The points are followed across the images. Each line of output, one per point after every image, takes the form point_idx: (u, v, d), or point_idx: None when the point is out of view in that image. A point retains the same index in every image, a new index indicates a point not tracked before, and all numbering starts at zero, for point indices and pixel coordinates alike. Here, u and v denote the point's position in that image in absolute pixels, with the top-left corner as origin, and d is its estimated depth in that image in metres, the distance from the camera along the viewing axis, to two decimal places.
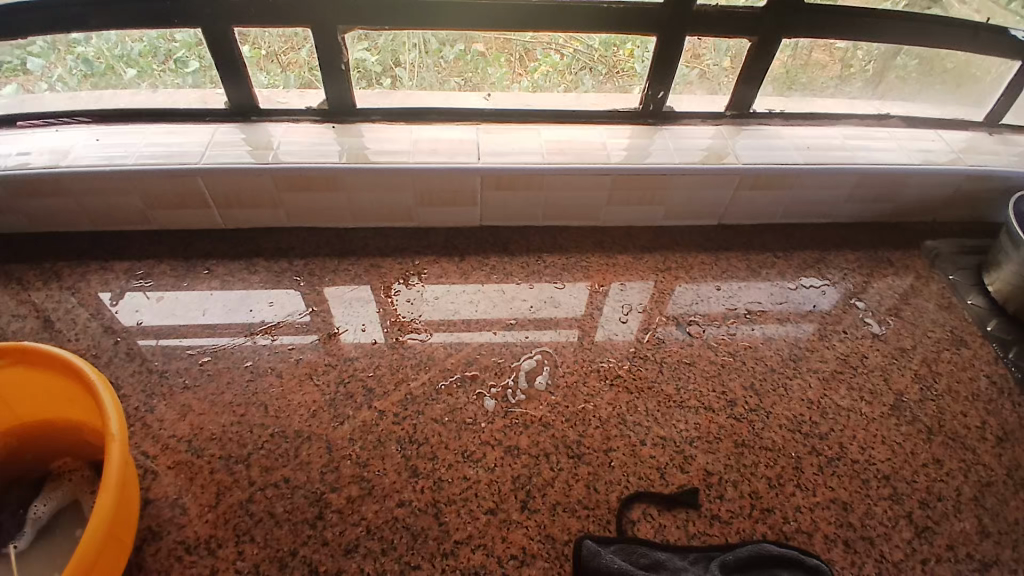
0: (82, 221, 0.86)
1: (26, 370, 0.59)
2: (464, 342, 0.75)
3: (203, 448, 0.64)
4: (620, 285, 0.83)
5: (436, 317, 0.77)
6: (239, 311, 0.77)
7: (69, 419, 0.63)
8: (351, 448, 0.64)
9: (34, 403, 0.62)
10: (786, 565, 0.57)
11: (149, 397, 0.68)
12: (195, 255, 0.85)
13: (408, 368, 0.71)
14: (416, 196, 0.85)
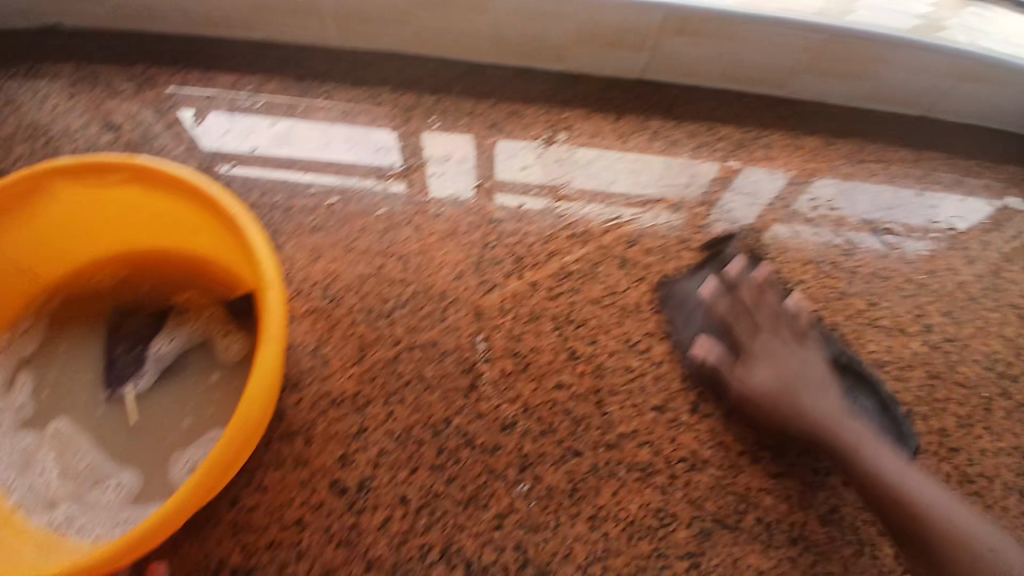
0: (177, 23, 0.74)
1: (134, 187, 0.50)
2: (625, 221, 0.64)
3: (341, 297, 0.58)
4: (768, 171, 0.71)
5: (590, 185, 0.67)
6: (362, 152, 0.67)
7: (186, 244, 0.55)
8: (501, 320, 0.57)
9: (142, 220, 0.54)
10: (881, 406, 0.57)
11: (276, 235, 0.61)
12: (309, 75, 0.73)
13: (558, 238, 0.62)
14: (575, 32, 0.70)
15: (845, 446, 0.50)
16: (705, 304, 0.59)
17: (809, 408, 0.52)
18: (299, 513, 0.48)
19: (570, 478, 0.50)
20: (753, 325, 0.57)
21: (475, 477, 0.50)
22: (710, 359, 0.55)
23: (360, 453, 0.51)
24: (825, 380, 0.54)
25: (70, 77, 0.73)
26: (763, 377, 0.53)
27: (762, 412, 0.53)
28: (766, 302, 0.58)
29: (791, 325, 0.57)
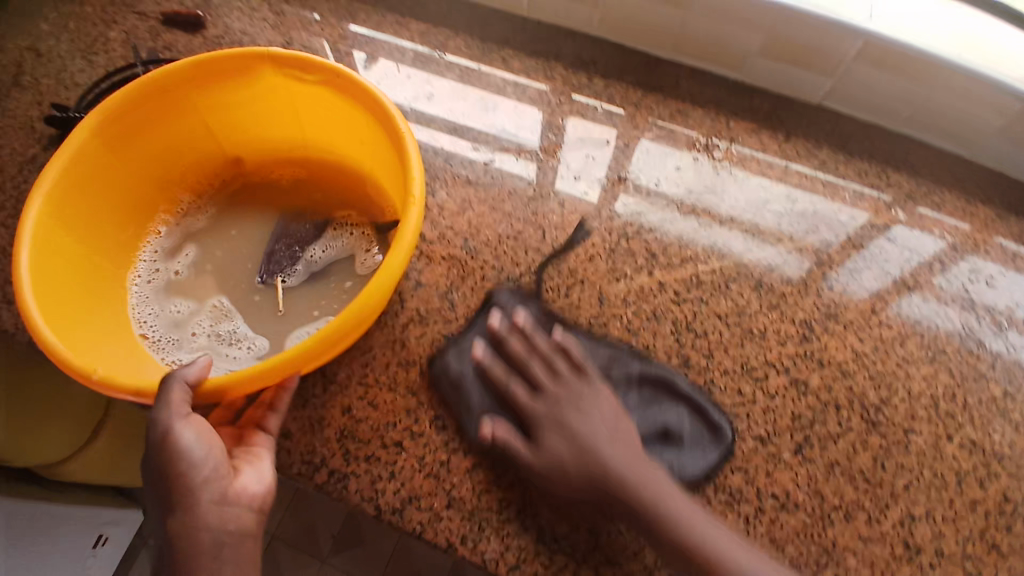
0: None
1: (326, 89, 0.55)
2: (474, 393, 0.53)
3: (478, 251, 0.61)
4: (936, 233, 0.66)
5: (502, 312, 0.57)
6: (522, 122, 0.70)
7: (354, 150, 0.62)
8: (623, 311, 0.59)
9: (323, 119, 0.61)
10: (694, 409, 0.54)
11: (432, 180, 0.65)
12: (491, 38, 0.75)
13: (491, 396, 0.53)
14: (766, 41, 0.68)
15: (651, 515, 0.46)
16: (475, 372, 0.54)
17: (642, 487, 0.46)
18: (399, 436, 0.52)
19: None
20: (527, 384, 0.53)
21: None
22: (497, 439, 0.50)
23: None
24: (624, 430, 0.50)
25: None
26: (554, 445, 0.49)
27: (558, 477, 0.48)
28: (518, 355, 0.54)
29: (589, 376, 0.53)
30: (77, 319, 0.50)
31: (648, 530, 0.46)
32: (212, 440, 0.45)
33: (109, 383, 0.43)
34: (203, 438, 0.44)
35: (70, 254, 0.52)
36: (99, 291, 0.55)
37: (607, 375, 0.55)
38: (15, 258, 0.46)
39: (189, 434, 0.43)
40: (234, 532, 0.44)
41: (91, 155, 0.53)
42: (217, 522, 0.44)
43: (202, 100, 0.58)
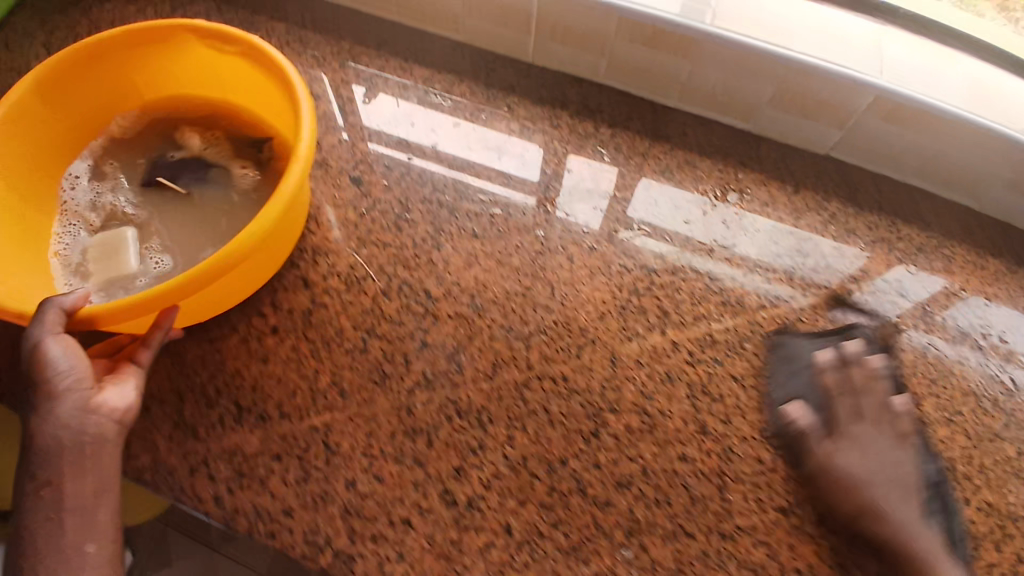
0: (390, 8, 0.78)
1: (243, 58, 0.62)
2: (777, 380, 0.58)
3: (486, 309, 0.59)
4: (944, 284, 0.65)
5: (861, 347, 0.60)
6: (518, 168, 0.68)
7: (268, 114, 0.66)
8: (636, 372, 0.57)
9: (243, 89, 0.66)
10: (950, 539, 0.52)
11: (438, 233, 0.64)
12: (496, 84, 0.75)
13: (809, 390, 0.57)
14: (775, 92, 0.68)
15: (890, 537, 0.51)
16: (813, 368, 0.58)
17: (891, 515, 0.51)
18: (407, 513, 0.50)
19: (677, 558, 0.50)
20: (852, 407, 0.56)
21: (581, 527, 0.50)
22: (799, 426, 0.55)
23: (474, 469, 0.52)
24: (904, 482, 0.53)
25: (283, 38, 0.79)
26: (847, 459, 0.53)
27: (836, 489, 0.52)
28: (878, 401, 0.56)
29: (889, 421, 0.56)
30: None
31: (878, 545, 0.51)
32: (80, 356, 0.47)
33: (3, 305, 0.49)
34: (72, 354, 0.47)
35: None
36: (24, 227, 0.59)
37: (925, 462, 0.55)
38: None
39: (58, 348, 0.46)
40: (93, 435, 0.47)
41: (22, 109, 0.59)
42: (72, 429, 0.46)
43: (143, 65, 0.65)
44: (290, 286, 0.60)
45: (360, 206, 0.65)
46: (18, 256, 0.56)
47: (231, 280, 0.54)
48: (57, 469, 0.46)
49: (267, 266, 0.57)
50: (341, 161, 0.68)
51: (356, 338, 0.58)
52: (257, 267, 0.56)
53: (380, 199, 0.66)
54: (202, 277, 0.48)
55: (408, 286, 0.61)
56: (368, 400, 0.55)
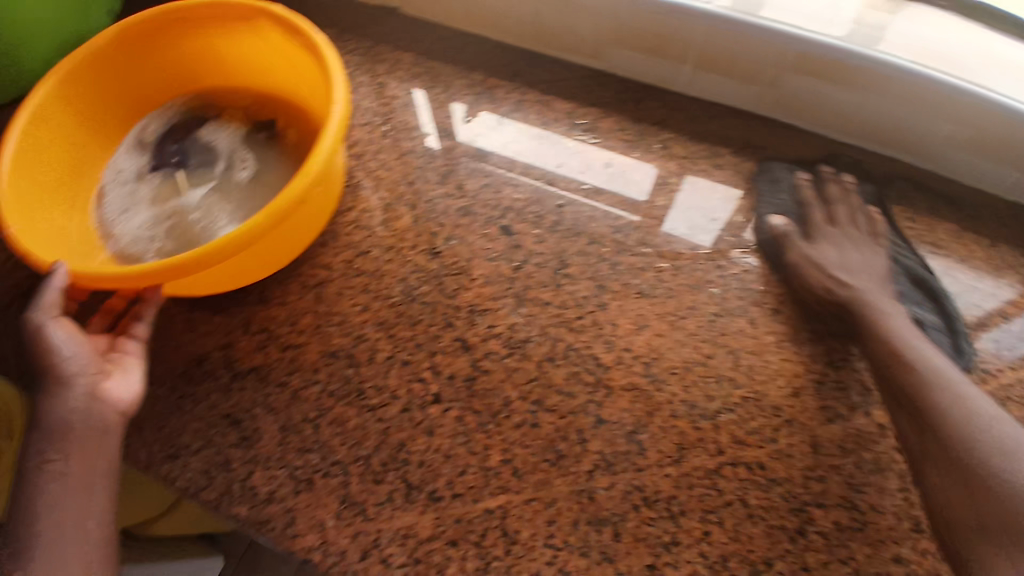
0: (524, 36, 0.73)
1: (304, 48, 0.59)
2: (768, 197, 0.64)
3: (663, 380, 0.54)
4: None
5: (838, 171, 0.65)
6: (633, 180, 0.65)
7: (320, 107, 0.64)
8: (839, 461, 0.51)
9: (302, 80, 0.64)
10: (956, 351, 0.56)
11: (600, 290, 0.58)
12: (647, 118, 0.68)
13: (793, 205, 0.63)
14: (964, 133, 0.61)
15: (867, 323, 0.54)
16: (794, 186, 0.64)
17: (857, 298, 0.56)
18: None
19: None
20: (824, 215, 0.62)
21: None
22: (787, 229, 0.61)
23: (668, 567, 0.48)
24: (882, 274, 0.58)
25: (411, 68, 0.74)
26: (825, 254, 0.59)
27: (810, 275, 0.58)
28: (841, 212, 0.62)
29: (863, 223, 0.62)
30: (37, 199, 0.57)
31: (869, 327, 0.54)
32: (81, 342, 0.50)
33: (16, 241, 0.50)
34: (73, 338, 0.49)
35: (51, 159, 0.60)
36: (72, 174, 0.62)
37: (894, 257, 0.60)
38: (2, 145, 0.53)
39: (60, 332, 0.49)
40: (97, 422, 0.47)
41: (100, 61, 0.62)
42: (80, 410, 0.47)
43: (212, 37, 0.65)
44: (449, 349, 0.57)
45: (514, 258, 0.61)
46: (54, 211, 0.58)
47: (247, 258, 0.54)
48: (62, 446, 0.46)
49: (288, 248, 0.57)
50: (488, 208, 0.64)
51: (524, 410, 0.53)
52: (279, 246, 0.56)
53: (534, 250, 0.61)
54: (221, 249, 0.48)
55: (575, 351, 0.56)
56: (545, 482, 0.51)
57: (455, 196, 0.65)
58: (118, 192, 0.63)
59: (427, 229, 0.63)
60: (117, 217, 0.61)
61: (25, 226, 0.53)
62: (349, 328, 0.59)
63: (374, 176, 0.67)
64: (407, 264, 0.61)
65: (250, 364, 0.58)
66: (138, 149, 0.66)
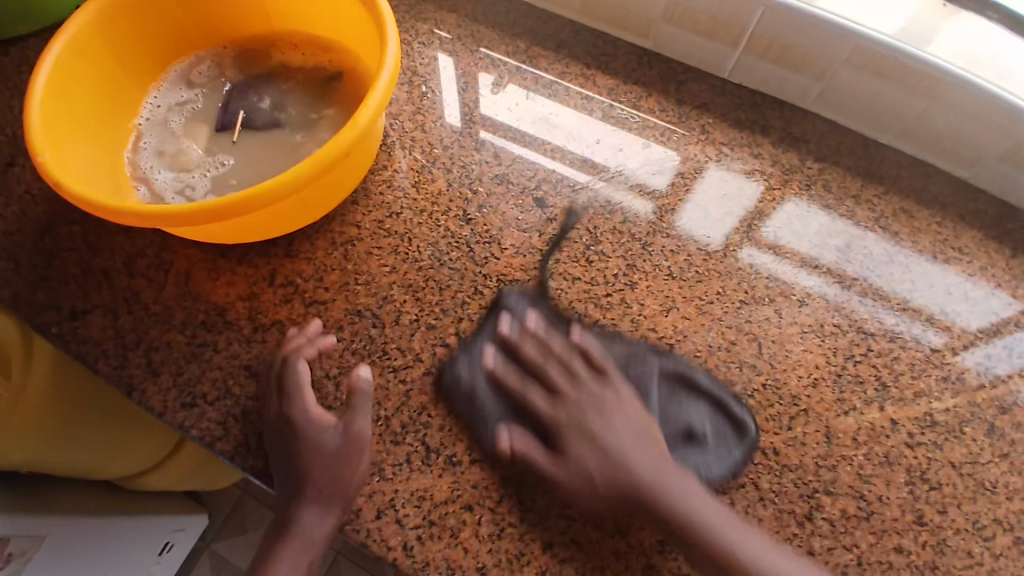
0: (573, 5, 0.72)
1: (359, 4, 0.58)
2: (489, 377, 0.54)
3: (687, 362, 0.55)
4: None
5: (515, 317, 0.57)
6: (653, 162, 0.65)
7: (371, 67, 0.63)
8: (852, 452, 0.52)
9: (355, 37, 0.63)
10: (713, 406, 0.53)
11: (630, 268, 0.59)
12: (688, 101, 0.68)
13: (513, 386, 0.53)
14: (1004, 144, 0.61)
15: (671, 514, 0.47)
16: (479, 389, 0.54)
17: (658, 483, 0.47)
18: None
19: None
20: (550, 379, 0.53)
21: None
22: (518, 453, 0.50)
23: None
24: (641, 428, 0.50)
25: (455, 30, 0.73)
26: (581, 455, 0.49)
27: (538, 495, 0.50)
28: (559, 359, 0.54)
29: (583, 384, 0.52)
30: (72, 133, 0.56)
31: (682, 534, 0.47)
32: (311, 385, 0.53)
33: (45, 171, 0.49)
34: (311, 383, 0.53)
35: (87, 93, 0.59)
36: (109, 110, 0.62)
37: (634, 374, 0.54)
38: (33, 78, 0.53)
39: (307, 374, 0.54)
40: (339, 444, 0.50)
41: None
42: (323, 437, 0.50)
43: None
44: (475, 316, 0.57)
45: (546, 231, 0.61)
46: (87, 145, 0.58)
47: (283, 211, 0.54)
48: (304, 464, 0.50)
49: (321, 206, 0.57)
50: (522, 179, 0.64)
51: None
52: (313, 202, 0.55)
53: (566, 225, 0.61)
54: (257, 198, 0.48)
55: (601, 326, 0.56)
56: None
57: (490, 163, 0.65)
58: (156, 129, 0.63)
59: (460, 195, 0.63)
60: (147, 152, 0.62)
61: (58, 155, 0.52)
62: (375, 288, 0.58)
63: (409, 137, 0.66)
64: (438, 229, 0.61)
65: (273, 317, 0.58)
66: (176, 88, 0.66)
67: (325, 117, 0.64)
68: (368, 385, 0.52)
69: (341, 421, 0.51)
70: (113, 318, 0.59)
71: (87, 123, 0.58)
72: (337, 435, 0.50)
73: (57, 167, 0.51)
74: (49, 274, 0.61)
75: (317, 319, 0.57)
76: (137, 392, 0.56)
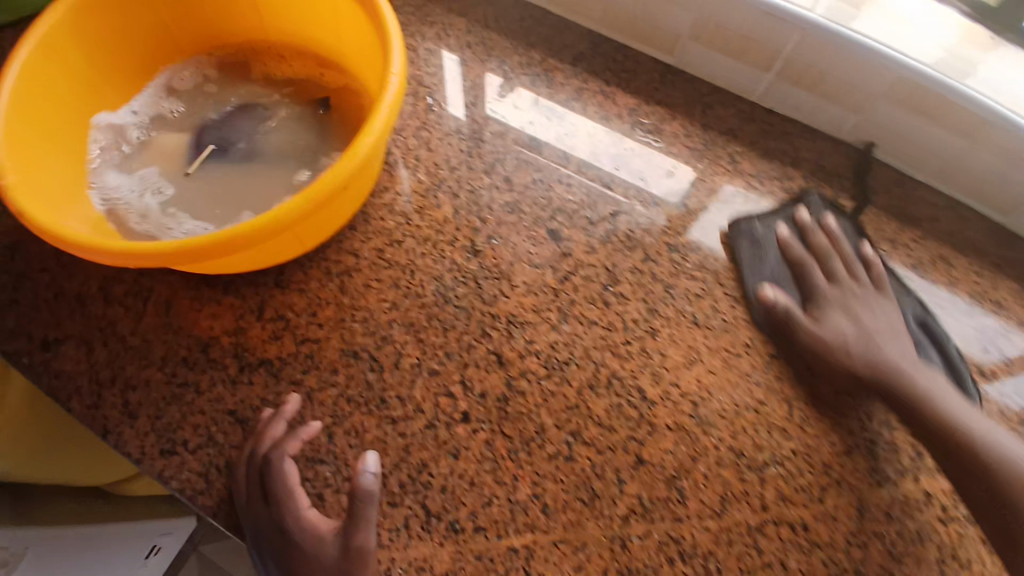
0: (593, 15, 0.66)
1: (359, 10, 0.52)
2: (752, 269, 0.56)
3: (711, 423, 0.50)
4: None
5: (812, 215, 0.59)
6: (666, 178, 0.60)
7: (371, 82, 0.58)
8: (885, 528, 0.48)
9: (355, 49, 0.57)
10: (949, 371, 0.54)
11: (651, 313, 0.54)
12: (718, 127, 0.63)
13: (780, 267, 0.56)
14: None
15: (965, 437, 0.47)
16: (776, 244, 0.57)
17: (933, 400, 0.49)
18: None
19: None
20: (827, 270, 0.55)
21: None
22: (781, 304, 0.54)
23: None
24: (896, 325, 0.52)
25: (464, 37, 0.67)
26: (837, 323, 0.52)
27: (811, 360, 0.52)
28: (834, 248, 0.56)
29: (860, 276, 0.55)
30: (44, 145, 0.50)
31: (981, 474, 0.46)
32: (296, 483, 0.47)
33: (9, 194, 0.44)
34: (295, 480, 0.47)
35: (60, 99, 0.53)
36: (82, 120, 0.56)
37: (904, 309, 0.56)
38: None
39: (291, 472, 0.47)
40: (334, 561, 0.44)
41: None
42: (316, 552, 0.44)
43: None
44: (482, 363, 0.52)
45: (560, 267, 0.56)
46: (59, 161, 0.52)
47: (269, 249, 0.48)
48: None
49: (316, 238, 0.51)
50: (536, 207, 0.59)
51: (560, 441, 0.49)
52: (305, 236, 0.49)
53: (584, 262, 0.56)
54: (242, 237, 0.42)
55: (620, 380, 0.51)
56: (576, 524, 0.47)
57: (500, 189, 0.59)
58: (138, 150, 0.59)
59: (467, 223, 0.58)
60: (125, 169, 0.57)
61: (24, 173, 0.46)
62: (373, 326, 0.53)
63: (413, 156, 0.60)
64: (443, 261, 0.56)
65: (261, 355, 0.53)
66: (162, 100, 0.62)
67: (326, 137, 0.60)
68: (374, 488, 0.45)
69: (340, 530, 0.45)
70: (88, 350, 0.54)
71: (57, 135, 0.52)
72: (334, 544, 0.45)
73: (23, 190, 0.45)
74: (17, 297, 0.55)
75: (292, 397, 0.50)
76: (112, 437, 0.51)
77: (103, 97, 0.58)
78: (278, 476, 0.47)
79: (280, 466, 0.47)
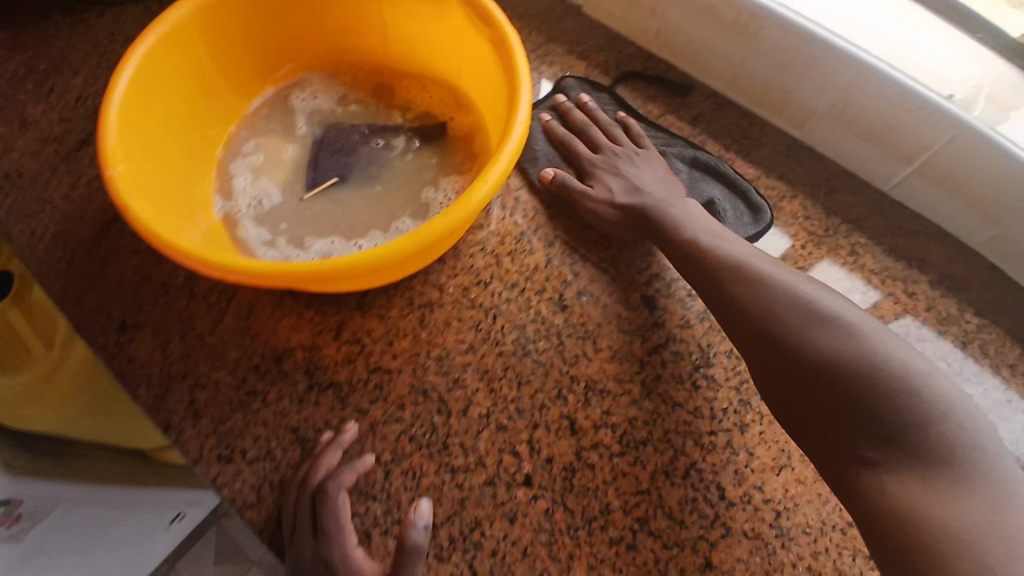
0: (721, 76, 0.64)
1: (490, 46, 0.51)
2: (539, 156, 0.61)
3: (792, 536, 0.46)
4: None
5: (576, 93, 0.64)
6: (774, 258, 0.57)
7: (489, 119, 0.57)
8: None
9: (479, 83, 0.57)
10: (731, 193, 0.59)
11: (740, 404, 0.50)
12: (836, 213, 0.60)
13: (567, 157, 0.61)
14: None
15: (792, 319, 0.44)
16: (553, 131, 0.61)
17: (798, 307, 0.45)
18: None
19: None
20: (591, 138, 0.61)
21: None
22: (558, 176, 0.57)
23: None
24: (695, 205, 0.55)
25: (583, 81, 0.65)
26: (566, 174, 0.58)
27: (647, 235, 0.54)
28: (594, 120, 0.62)
29: (630, 141, 0.61)
30: (149, 136, 0.51)
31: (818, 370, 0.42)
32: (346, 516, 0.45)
33: (111, 183, 0.43)
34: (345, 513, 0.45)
35: (173, 90, 0.53)
36: (194, 114, 0.56)
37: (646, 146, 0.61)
38: (117, 70, 0.47)
39: (343, 504, 0.45)
40: None
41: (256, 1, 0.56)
42: None
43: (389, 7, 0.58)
44: (554, 426, 0.49)
45: (650, 338, 0.53)
46: (163, 154, 0.52)
47: (363, 281, 0.47)
48: None
49: (409, 272, 0.50)
50: (632, 269, 0.56)
51: (624, 526, 0.46)
52: (399, 271, 0.48)
53: (674, 335, 0.53)
54: (341, 270, 0.41)
55: (698, 471, 0.48)
56: None
57: (598, 244, 0.57)
58: (254, 156, 0.60)
59: (558, 275, 0.55)
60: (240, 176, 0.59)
61: (131, 165, 0.47)
62: (447, 367, 0.52)
63: (513, 196, 0.59)
64: (528, 310, 0.54)
65: (331, 377, 0.52)
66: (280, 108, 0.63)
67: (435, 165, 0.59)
68: (423, 543, 0.43)
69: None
70: (163, 341, 0.54)
71: (164, 127, 0.52)
72: None
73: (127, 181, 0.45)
74: (107, 278, 0.56)
75: (352, 425, 0.49)
76: (173, 433, 0.50)
77: (213, 92, 0.58)
78: (331, 503, 0.45)
79: (333, 493, 0.45)
